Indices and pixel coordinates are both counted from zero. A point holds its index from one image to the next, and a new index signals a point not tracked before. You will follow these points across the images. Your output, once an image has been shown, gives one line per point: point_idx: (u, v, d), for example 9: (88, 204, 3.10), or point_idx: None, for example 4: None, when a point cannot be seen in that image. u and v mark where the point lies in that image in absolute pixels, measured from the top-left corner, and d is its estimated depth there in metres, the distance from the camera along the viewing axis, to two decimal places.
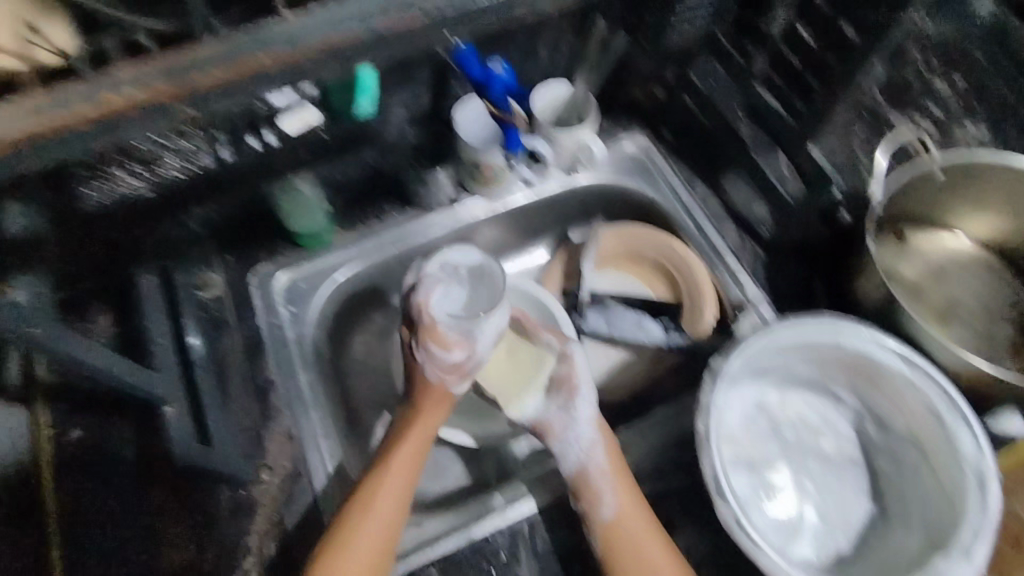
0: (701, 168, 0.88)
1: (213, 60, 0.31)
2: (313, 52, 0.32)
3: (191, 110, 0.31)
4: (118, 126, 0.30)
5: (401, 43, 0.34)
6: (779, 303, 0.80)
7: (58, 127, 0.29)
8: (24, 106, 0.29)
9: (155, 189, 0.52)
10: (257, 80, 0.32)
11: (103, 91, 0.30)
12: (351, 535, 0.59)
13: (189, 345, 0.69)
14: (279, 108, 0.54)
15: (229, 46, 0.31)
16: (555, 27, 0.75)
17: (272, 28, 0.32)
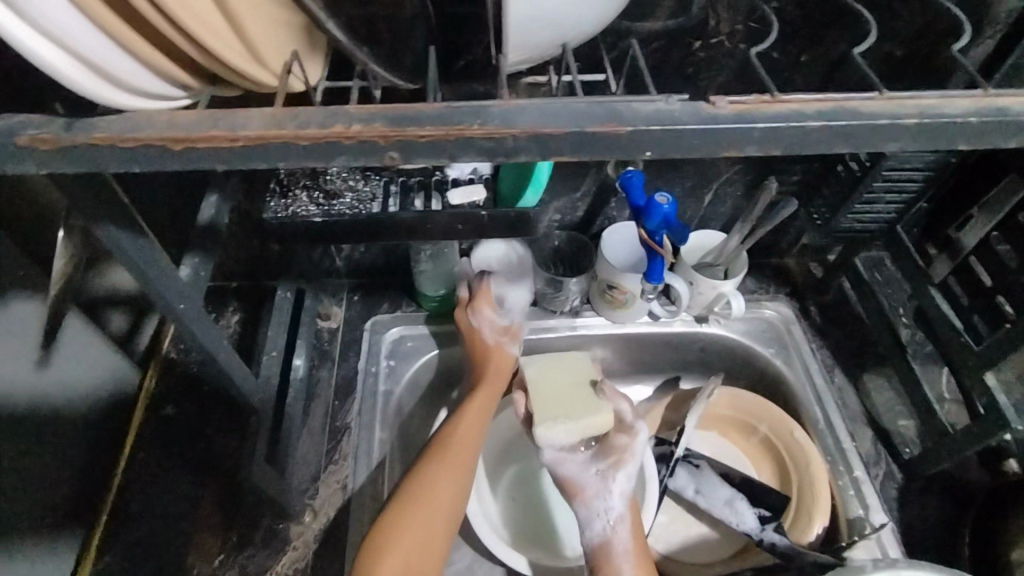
0: (844, 359, 0.81)
1: (428, 115, 0.28)
2: (519, 131, 0.28)
3: (395, 157, 0.28)
4: (324, 150, 0.28)
5: (607, 151, 0.29)
6: (907, 539, 0.67)
7: (267, 137, 0.27)
8: (261, 113, 0.28)
9: (322, 217, 0.54)
10: (459, 146, 0.28)
11: (327, 116, 0.28)
12: (418, 496, 0.60)
13: (293, 366, 0.72)
14: (451, 177, 0.58)
15: (448, 109, 0.29)
16: (725, 178, 0.76)
17: (491, 106, 0.29)
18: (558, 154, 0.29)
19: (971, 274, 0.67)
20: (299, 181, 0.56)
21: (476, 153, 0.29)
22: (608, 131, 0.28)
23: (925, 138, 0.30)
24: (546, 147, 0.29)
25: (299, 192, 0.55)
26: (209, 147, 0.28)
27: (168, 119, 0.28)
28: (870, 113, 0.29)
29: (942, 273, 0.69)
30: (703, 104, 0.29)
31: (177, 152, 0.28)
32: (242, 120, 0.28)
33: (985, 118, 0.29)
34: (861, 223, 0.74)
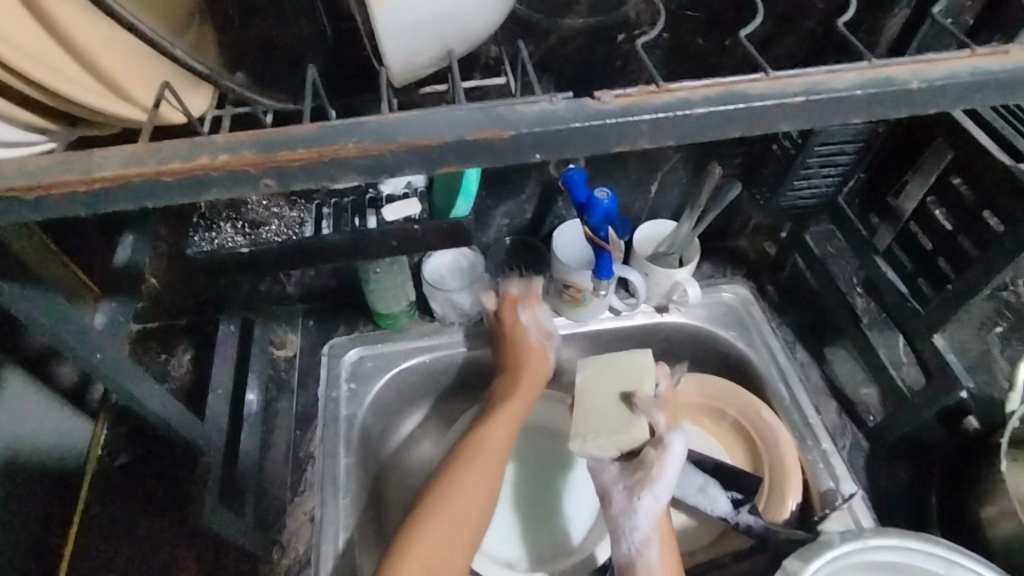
0: (804, 334, 0.81)
1: (300, 137, 0.27)
2: (396, 145, 0.27)
3: (271, 183, 0.27)
4: (195, 183, 0.27)
5: (493, 157, 0.28)
6: (879, 506, 0.68)
7: (127, 176, 0.26)
8: (123, 150, 0.27)
9: (248, 247, 0.52)
10: (336, 167, 0.27)
11: (191, 148, 0.27)
12: (447, 491, 0.63)
13: (247, 401, 0.69)
14: (386, 194, 0.57)
15: (322, 129, 0.28)
16: (668, 167, 0.76)
17: (367, 123, 0.28)
18: (445, 164, 0.28)
19: (912, 239, 0.68)
20: (221, 212, 0.54)
21: (355, 172, 0.28)
22: (492, 137, 0.27)
23: (819, 113, 0.30)
24: (432, 159, 0.28)
25: (222, 224, 0.54)
26: (66, 191, 0.26)
27: (15, 166, 0.27)
28: (760, 93, 0.29)
29: (886, 242, 0.71)
30: (589, 101, 0.29)
31: (32, 201, 0.26)
32: (104, 159, 0.27)
33: (873, 89, 0.29)
34: (804, 199, 0.74)
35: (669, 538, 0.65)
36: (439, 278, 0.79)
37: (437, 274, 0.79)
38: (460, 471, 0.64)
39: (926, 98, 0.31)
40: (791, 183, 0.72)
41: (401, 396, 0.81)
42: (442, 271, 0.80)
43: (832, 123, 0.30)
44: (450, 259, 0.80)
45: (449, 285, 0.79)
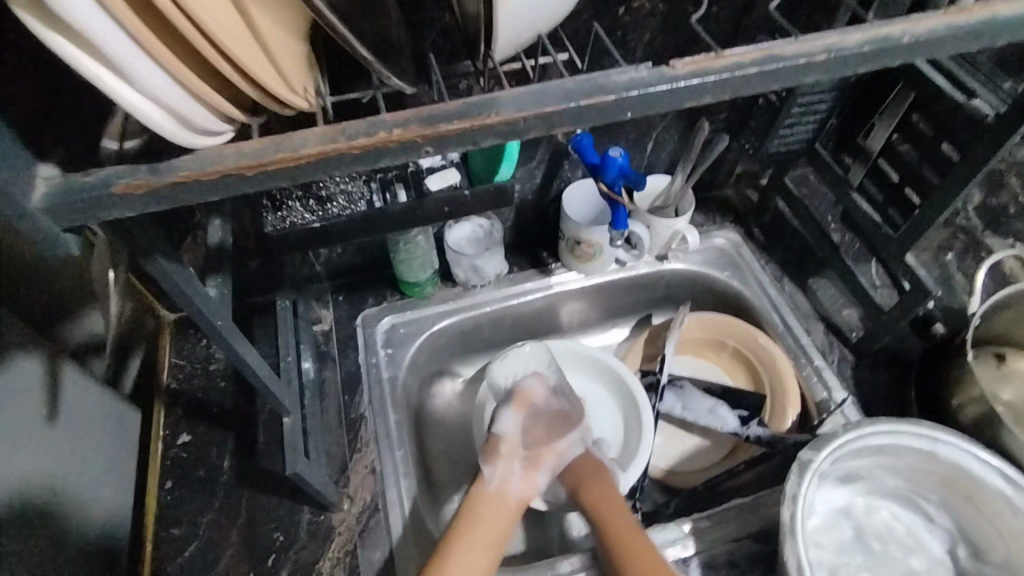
0: (790, 268, 0.91)
1: (451, 112, 0.33)
2: (527, 114, 0.33)
3: (431, 151, 0.34)
4: (374, 154, 0.33)
5: (593, 118, 0.34)
6: (866, 407, 0.79)
7: (327, 152, 0.32)
8: (312, 133, 0.33)
9: (320, 222, 0.58)
10: (480, 135, 0.33)
11: (368, 127, 0.33)
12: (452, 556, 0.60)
13: (305, 369, 0.76)
14: (425, 166, 0.62)
15: (464, 103, 0.34)
16: (663, 126, 0.83)
17: (498, 96, 0.34)
18: (560, 125, 0.34)
19: (881, 174, 0.77)
20: (292, 193, 0.60)
21: (488, 138, 0.34)
22: (598, 102, 0.34)
23: (835, 67, 0.37)
24: (549, 122, 0.34)
25: (293, 203, 0.59)
26: (280, 167, 0.32)
27: (233, 150, 0.33)
28: (795, 53, 0.36)
29: (858, 178, 0.80)
30: (665, 68, 0.35)
31: (251, 176, 0.33)
32: (301, 140, 0.33)
33: (874, 45, 0.37)
34: (785, 145, 0.84)
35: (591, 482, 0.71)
36: (462, 243, 0.86)
37: (458, 240, 0.86)
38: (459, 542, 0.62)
39: (913, 49, 0.38)
40: (777, 130, 0.81)
41: (434, 357, 0.88)
42: (464, 237, 0.87)
43: (842, 72, 0.38)
44: (472, 226, 0.87)
45: (472, 250, 0.86)
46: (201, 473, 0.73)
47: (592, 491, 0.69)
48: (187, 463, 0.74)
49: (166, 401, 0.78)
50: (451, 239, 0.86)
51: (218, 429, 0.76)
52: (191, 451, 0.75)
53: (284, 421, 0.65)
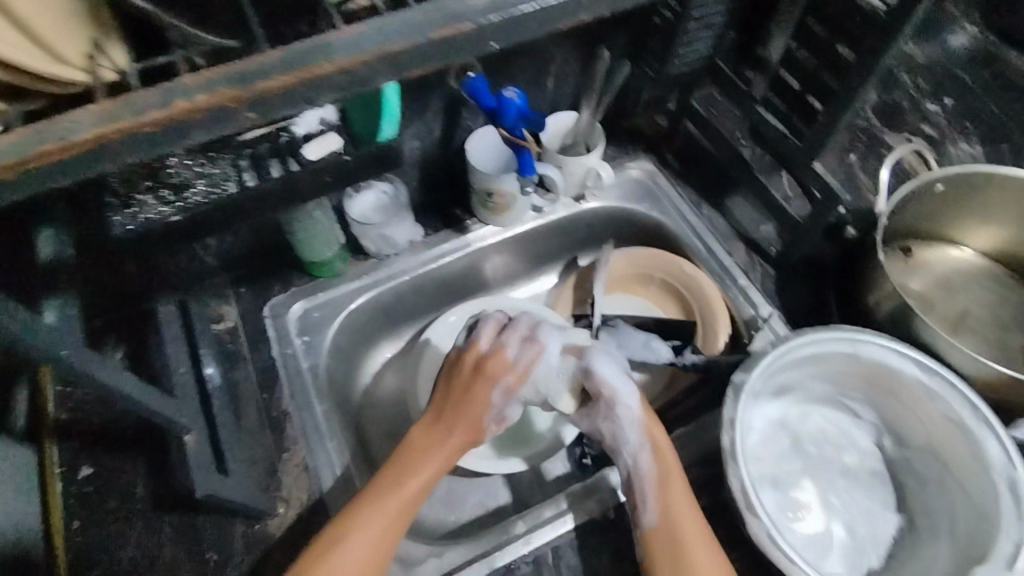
0: (706, 190, 0.90)
1: (272, 64, 0.28)
2: (369, 56, 0.29)
3: (253, 118, 0.29)
4: (179, 128, 0.28)
5: (450, 53, 0.31)
6: (790, 319, 0.80)
7: (107, 135, 0.27)
8: (88, 111, 0.28)
9: (178, 214, 0.51)
10: (311, 89, 0.29)
11: (163, 96, 0.28)
12: (345, 538, 0.56)
13: (206, 375, 0.70)
14: (301, 134, 0.54)
15: (288, 53, 0.29)
16: (561, 58, 0.78)
17: (332, 39, 0.29)
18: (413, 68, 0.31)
19: (783, 83, 0.75)
20: (139, 184, 0.51)
21: (322, 93, 0.30)
22: (453, 33, 0.30)
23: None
24: (399, 65, 0.30)
25: (144, 196, 0.51)
26: (49, 162, 0.27)
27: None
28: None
29: (762, 91, 0.78)
30: None
31: (12, 179, 0.27)
32: (80, 120, 0.28)
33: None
34: (686, 64, 0.80)
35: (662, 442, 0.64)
36: (365, 214, 0.79)
37: (362, 210, 0.79)
38: (364, 514, 0.58)
39: None
40: (676, 48, 0.77)
41: (355, 337, 0.83)
42: (368, 206, 0.80)
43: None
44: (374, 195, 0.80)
45: (379, 219, 0.79)
46: (112, 505, 0.66)
47: (663, 457, 0.63)
48: (93, 499, 0.66)
49: (58, 435, 0.68)
50: (355, 211, 0.79)
51: (122, 453, 0.68)
52: (98, 484, 0.67)
53: (188, 438, 0.59)
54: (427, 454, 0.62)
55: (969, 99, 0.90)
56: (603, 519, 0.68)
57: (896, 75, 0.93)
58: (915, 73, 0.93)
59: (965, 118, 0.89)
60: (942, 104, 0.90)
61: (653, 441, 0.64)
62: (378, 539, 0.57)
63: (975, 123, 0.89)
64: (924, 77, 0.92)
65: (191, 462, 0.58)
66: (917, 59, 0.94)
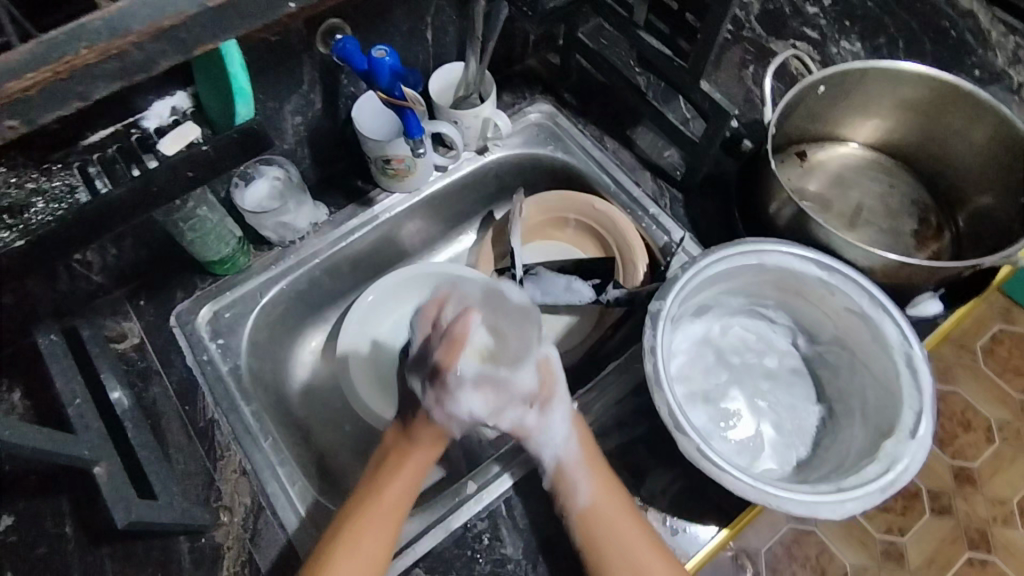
0: (608, 124, 0.89)
1: (27, 61, 0.31)
2: (137, 37, 0.32)
3: (16, 124, 0.31)
4: None
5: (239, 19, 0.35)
6: (703, 239, 0.82)
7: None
8: None
9: (24, 237, 0.45)
10: (84, 81, 0.32)
11: None
12: (366, 520, 0.60)
13: (114, 400, 0.65)
14: (153, 129, 0.52)
15: (45, 46, 0.31)
16: (435, 6, 0.74)
17: (94, 22, 0.32)
18: (197, 43, 0.34)
19: (661, 4, 0.74)
20: None
21: (101, 83, 0.32)
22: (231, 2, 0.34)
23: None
24: (183, 42, 0.34)
25: None
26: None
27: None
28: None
29: (642, 16, 0.75)
30: None
31: None
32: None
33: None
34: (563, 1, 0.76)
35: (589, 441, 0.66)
36: (256, 203, 0.74)
37: (252, 198, 0.74)
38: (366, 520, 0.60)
39: None
40: None
41: (275, 331, 0.79)
42: (258, 194, 0.75)
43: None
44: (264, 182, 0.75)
45: (274, 205, 0.75)
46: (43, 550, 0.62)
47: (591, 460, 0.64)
48: (22, 547, 0.62)
49: None
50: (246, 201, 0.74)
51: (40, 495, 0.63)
52: (22, 531, 0.62)
53: (99, 470, 0.56)
54: (385, 496, 0.62)
55: None
56: None
57: None
58: None
59: (844, 16, 0.91)
60: (822, 5, 0.92)
61: (581, 467, 0.64)
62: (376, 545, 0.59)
63: (853, 20, 0.91)
64: None
65: (108, 493, 0.55)
66: None
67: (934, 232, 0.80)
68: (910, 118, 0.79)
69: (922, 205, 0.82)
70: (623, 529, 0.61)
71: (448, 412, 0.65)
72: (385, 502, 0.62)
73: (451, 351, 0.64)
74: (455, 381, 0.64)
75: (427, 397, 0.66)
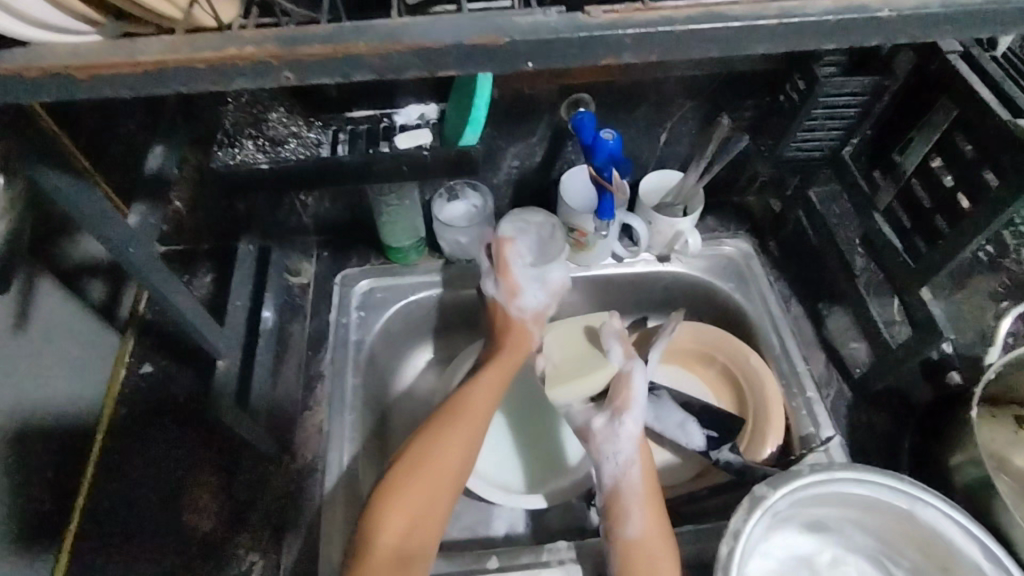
0: (802, 289, 0.83)
1: (315, 36, 0.34)
2: (399, 48, 0.34)
3: (290, 77, 0.34)
4: (227, 71, 0.34)
5: (487, 59, 0.35)
6: (854, 450, 0.72)
7: (165, 61, 0.33)
8: (164, 41, 0.34)
9: (268, 163, 0.56)
10: (348, 64, 0.34)
11: (223, 42, 0.34)
12: (448, 426, 0.67)
13: (262, 317, 0.75)
14: (400, 124, 0.60)
15: (333, 31, 0.34)
16: (679, 116, 0.77)
17: (378, 25, 0.35)
18: (443, 65, 0.35)
19: (912, 195, 0.68)
20: (242, 130, 0.57)
21: (357, 69, 0.35)
22: (489, 43, 0.34)
23: (790, 34, 0.36)
24: (430, 61, 0.35)
25: (245, 141, 0.57)
26: (115, 72, 0.34)
27: (74, 49, 0.34)
28: (737, 14, 0.35)
29: (887, 200, 0.70)
30: (579, 16, 0.35)
31: (84, 79, 0.34)
32: (155, 45, 0.34)
33: (843, 15, 0.36)
34: (806, 151, 0.74)
35: (650, 467, 0.66)
36: (448, 217, 0.82)
37: (449, 213, 0.82)
38: (450, 424, 0.67)
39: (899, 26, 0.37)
40: (794, 134, 0.71)
41: (408, 328, 0.85)
42: (456, 211, 0.83)
43: (806, 45, 0.37)
44: (464, 205, 0.83)
45: (462, 222, 0.82)
46: (156, 405, 0.73)
47: (649, 482, 0.64)
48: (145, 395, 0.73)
49: (138, 330, 0.77)
50: (442, 211, 0.82)
51: (179, 363, 0.76)
52: (152, 382, 0.74)
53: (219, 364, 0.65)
54: (473, 400, 0.70)
55: None
56: None
57: None
58: None
59: None
60: None
61: (636, 485, 0.64)
62: (462, 446, 0.66)
63: None
64: None
65: None
66: None
67: None
68: None
69: None
70: (664, 553, 0.59)
71: (518, 307, 0.79)
72: (463, 423, 0.68)
73: (506, 274, 0.78)
74: (516, 284, 0.79)
75: (499, 290, 0.79)
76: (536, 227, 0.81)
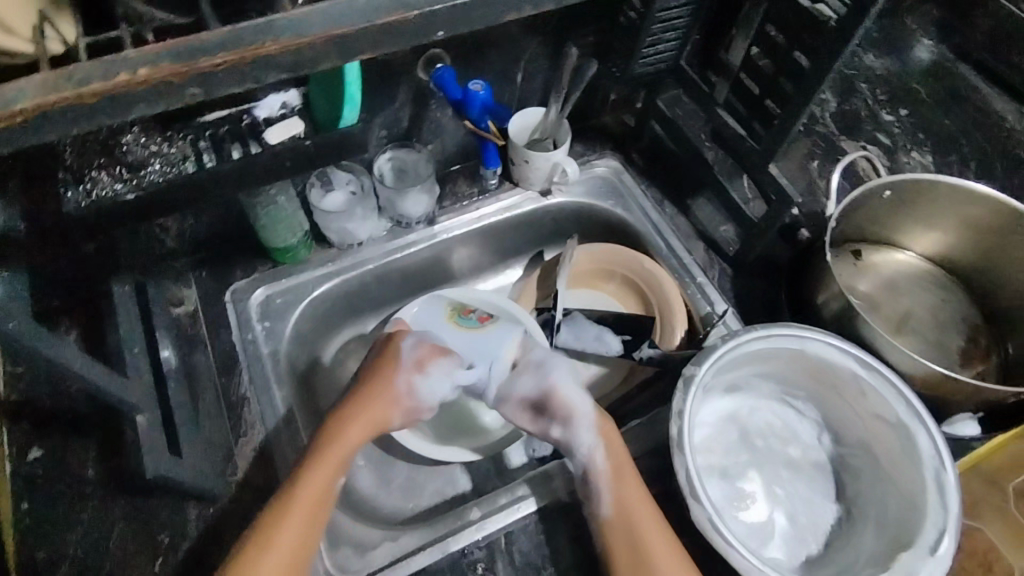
0: (669, 190, 0.92)
1: (216, 45, 0.34)
2: (313, 39, 0.36)
3: (196, 92, 0.35)
4: (123, 99, 0.34)
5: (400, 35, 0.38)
6: (745, 316, 0.83)
7: (47, 102, 0.32)
8: (32, 81, 0.33)
9: (133, 192, 0.56)
10: (259, 66, 0.36)
11: (107, 69, 0.33)
12: (291, 501, 0.59)
13: (163, 358, 0.70)
14: (263, 118, 0.60)
15: (230, 36, 0.35)
16: (530, 53, 0.79)
17: (280, 21, 0.36)
18: (363, 49, 0.38)
19: (743, 88, 0.76)
20: (94, 161, 0.56)
21: (267, 71, 0.36)
22: (398, 19, 0.37)
23: None
24: (348, 48, 0.37)
25: (98, 173, 0.56)
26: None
27: None
28: None
29: (723, 94, 0.79)
30: None
31: None
32: (22, 91, 0.32)
33: None
34: (653, 65, 0.80)
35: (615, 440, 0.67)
36: (328, 204, 0.79)
37: (330, 201, 0.79)
38: (293, 489, 0.60)
39: None
40: (641, 50, 0.77)
41: (318, 326, 0.83)
42: (337, 194, 0.80)
43: None
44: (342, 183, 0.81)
45: (340, 202, 0.79)
46: (63, 486, 0.65)
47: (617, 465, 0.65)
48: (44, 482, 0.65)
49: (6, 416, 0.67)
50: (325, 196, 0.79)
51: (72, 436, 0.67)
52: (48, 466, 0.65)
53: (140, 418, 0.59)
54: (334, 448, 0.64)
55: (922, 110, 0.95)
56: (554, 507, 0.68)
57: (854, 85, 0.96)
58: (873, 84, 0.97)
59: (918, 128, 0.93)
60: (897, 115, 0.94)
61: (618, 484, 0.63)
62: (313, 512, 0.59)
63: (927, 133, 0.92)
64: (880, 88, 0.96)
65: (143, 441, 0.58)
66: (874, 71, 0.98)
67: (982, 354, 0.79)
68: (969, 237, 0.80)
69: (971, 324, 0.81)
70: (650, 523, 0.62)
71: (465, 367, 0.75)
72: (317, 467, 0.62)
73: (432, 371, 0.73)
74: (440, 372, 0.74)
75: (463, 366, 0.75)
76: (413, 166, 0.82)
